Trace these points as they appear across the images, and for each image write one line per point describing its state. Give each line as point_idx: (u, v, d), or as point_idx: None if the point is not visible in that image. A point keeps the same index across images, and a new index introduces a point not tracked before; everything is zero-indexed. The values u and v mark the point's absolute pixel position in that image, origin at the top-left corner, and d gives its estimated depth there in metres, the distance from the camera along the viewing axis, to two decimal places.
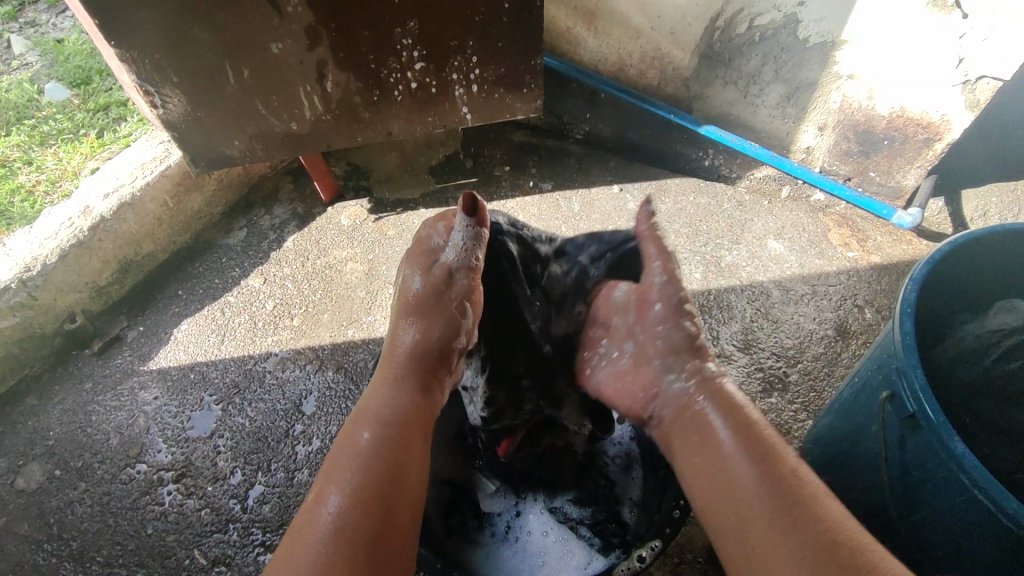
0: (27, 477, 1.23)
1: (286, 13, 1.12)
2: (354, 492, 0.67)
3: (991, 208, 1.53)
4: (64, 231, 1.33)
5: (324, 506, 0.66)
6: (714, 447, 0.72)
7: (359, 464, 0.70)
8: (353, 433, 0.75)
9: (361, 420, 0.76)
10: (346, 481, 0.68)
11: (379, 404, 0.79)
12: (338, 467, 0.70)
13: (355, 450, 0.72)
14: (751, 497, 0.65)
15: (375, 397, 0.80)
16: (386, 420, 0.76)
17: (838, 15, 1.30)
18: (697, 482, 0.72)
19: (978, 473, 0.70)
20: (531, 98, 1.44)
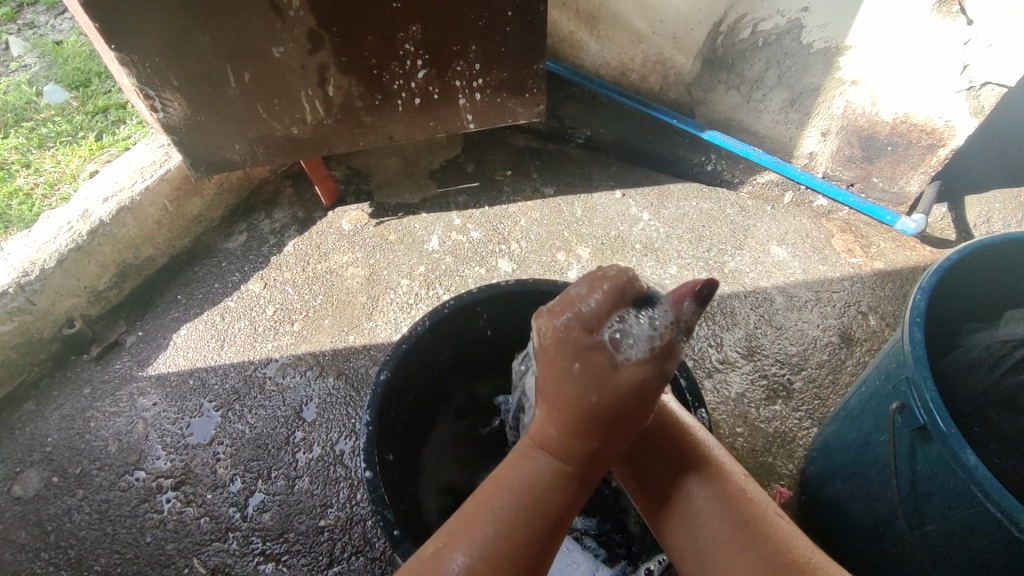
0: (24, 484, 1.22)
1: (288, 17, 1.11)
2: (481, 558, 0.60)
3: (994, 214, 1.53)
4: (63, 235, 1.32)
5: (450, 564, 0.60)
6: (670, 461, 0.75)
7: (494, 531, 0.62)
8: (527, 459, 0.67)
9: (502, 483, 0.65)
10: (470, 538, 0.62)
11: (528, 477, 0.65)
12: (479, 521, 0.62)
13: (500, 508, 0.63)
14: (707, 519, 0.70)
15: (527, 470, 0.65)
16: (542, 501, 0.64)
17: (842, 21, 1.29)
18: (677, 531, 0.72)
19: (990, 485, 0.69)
20: (534, 102, 1.44)
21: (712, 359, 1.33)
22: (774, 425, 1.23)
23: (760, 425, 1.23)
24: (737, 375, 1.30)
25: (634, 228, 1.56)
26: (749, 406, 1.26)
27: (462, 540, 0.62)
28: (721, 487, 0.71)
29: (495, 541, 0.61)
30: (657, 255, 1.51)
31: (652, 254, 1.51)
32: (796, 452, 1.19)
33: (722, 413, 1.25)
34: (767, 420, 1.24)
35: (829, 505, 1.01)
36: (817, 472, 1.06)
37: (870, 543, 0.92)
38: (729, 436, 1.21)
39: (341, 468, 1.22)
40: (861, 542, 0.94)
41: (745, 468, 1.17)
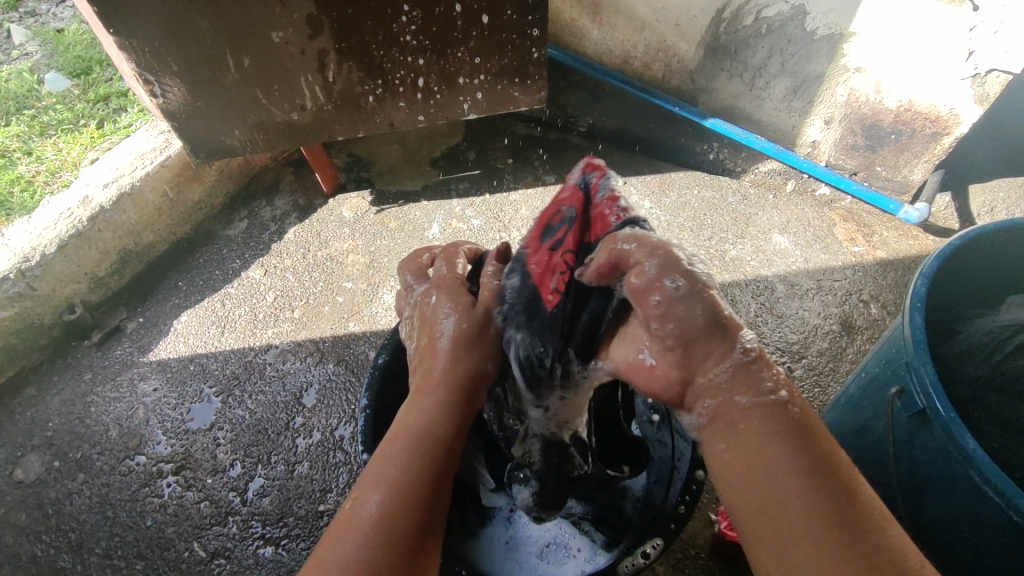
0: (26, 468, 1.22)
1: (288, 2, 1.11)
2: (393, 493, 0.67)
3: (998, 203, 1.51)
4: (63, 221, 1.32)
5: (364, 505, 0.66)
6: (770, 442, 0.63)
7: (401, 470, 0.69)
8: (392, 438, 0.73)
9: (400, 433, 0.73)
10: (383, 481, 0.68)
11: (418, 420, 0.74)
12: (377, 475, 0.69)
13: (398, 453, 0.71)
14: (808, 511, 0.58)
15: (417, 408, 0.75)
16: (427, 433, 0.73)
17: (847, 7, 1.28)
18: (729, 464, 0.65)
19: (988, 468, 0.69)
20: (535, 89, 1.43)
21: None
22: None
23: None
24: None
25: None
26: None
27: (373, 486, 0.68)
28: (800, 434, 0.63)
29: (407, 454, 0.70)
30: None
31: None
32: None
33: None
34: None
35: None
36: None
37: None
38: None
39: (341, 454, 1.22)
40: None
41: None
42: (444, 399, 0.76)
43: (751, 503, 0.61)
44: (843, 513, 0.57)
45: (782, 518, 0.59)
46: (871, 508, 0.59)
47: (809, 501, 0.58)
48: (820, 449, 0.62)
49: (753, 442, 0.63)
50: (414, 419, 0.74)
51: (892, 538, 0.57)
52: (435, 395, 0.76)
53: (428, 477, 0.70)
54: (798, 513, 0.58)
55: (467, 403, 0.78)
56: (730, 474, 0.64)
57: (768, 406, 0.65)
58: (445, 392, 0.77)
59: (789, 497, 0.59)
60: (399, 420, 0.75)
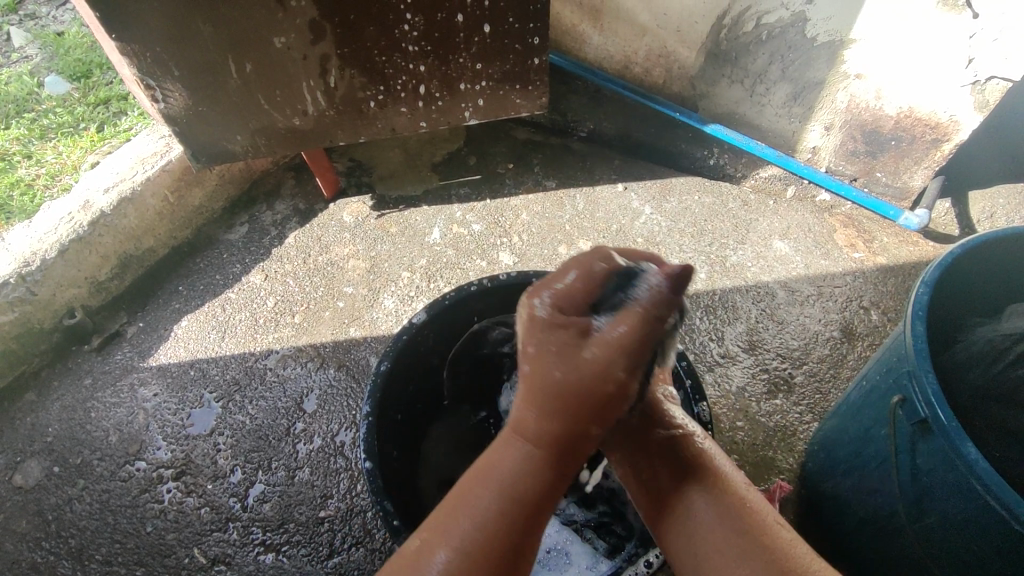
0: (26, 473, 1.22)
1: (290, 8, 1.11)
2: (462, 555, 0.59)
3: (997, 209, 1.52)
4: (64, 225, 1.32)
5: (429, 564, 0.59)
6: (661, 465, 0.76)
7: (480, 531, 0.60)
8: (475, 488, 0.63)
9: (489, 474, 0.64)
10: (454, 540, 0.60)
11: (512, 465, 0.64)
12: (463, 512, 0.62)
13: (484, 509, 0.61)
14: (708, 525, 0.68)
15: (511, 455, 0.65)
16: (519, 495, 0.62)
17: (847, 14, 1.29)
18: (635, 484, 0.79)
19: (989, 477, 0.69)
20: (536, 95, 1.43)
21: (713, 354, 1.33)
22: (775, 420, 1.22)
23: (760, 419, 1.23)
24: (738, 369, 1.30)
25: (635, 221, 1.56)
26: (750, 400, 1.25)
27: (443, 540, 0.60)
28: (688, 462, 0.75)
29: (489, 513, 0.61)
30: (658, 249, 1.50)
31: (654, 248, 1.51)
32: (796, 446, 1.19)
33: (723, 407, 1.24)
34: (767, 415, 1.23)
35: (829, 500, 1.01)
36: (817, 465, 1.06)
37: (869, 536, 0.92)
38: (730, 429, 1.21)
39: (341, 460, 1.22)
40: (860, 534, 0.94)
41: (745, 462, 1.18)
42: (562, 429, 0.65)
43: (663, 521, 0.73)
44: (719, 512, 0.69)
45: (704, 554, 0.67)
46: (770, 529, 0.67)
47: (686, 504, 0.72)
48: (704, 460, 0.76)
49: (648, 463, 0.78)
50: (503, 470, 0.64)
51: (796, 553, 0.64)
52: (529, 448, 0.65)
53: (512, 533, 0.61)
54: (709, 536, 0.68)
55: (573, 456, 0.66)
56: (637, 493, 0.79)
57: (670, 439, 0.77)
58: (545, 443, 0.65)
59: (702, 526, 0.69)
60: (488, 454, 0.66)
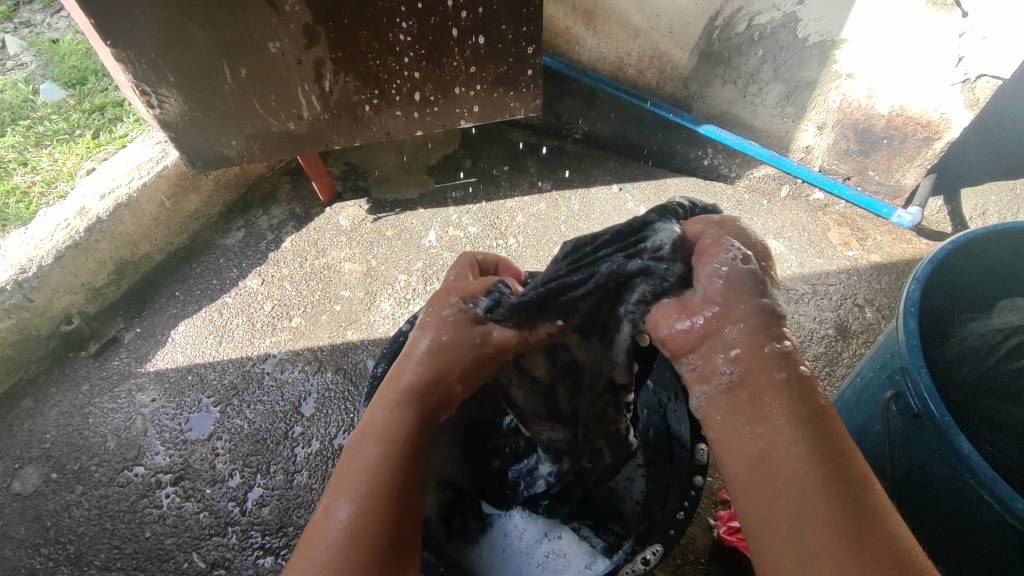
0: (23, 480, 1.22)
1: (284, 12, 1.11)
2: (362, 507, 0.59)
3: (990, 207, 1.54)
4: (60, 232, 1.32)
5: (334, 514, 0.59)
6: (774, 419, 0.52)
7: (370, 480, 0.61)
8: (361, 441, 0.63)
9: (368, 435, 0.63)
10: (354, 492, 0.60)
11: (387, 423, 0.63)
12: (344, 478, 0.61)
13: (369, 458, 0.62)
14: (824, 520, 0.47)
15: (381, 409, 0.64)
16: (396, 440, 0.63)
17: (838, 14, 1.30)
18: (733, 447, 0.53)
19: (982, 472, 0.70)
20: (530, 97, 1.43)
21: None
22: None
23: None
24: None
25: None
26: None
27: (343, 493, 0.60)
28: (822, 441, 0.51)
29: (378, 457, 0.62)
30: None
31: None
32: None
33: None
34: None
35: None
36: None
37: None
38: None
39: (340, 463, 1.22)
40: None
41: None
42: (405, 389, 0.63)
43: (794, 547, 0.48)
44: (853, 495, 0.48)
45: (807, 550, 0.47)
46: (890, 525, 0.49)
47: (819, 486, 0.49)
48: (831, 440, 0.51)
49: (765, 442, 0.51)
50: (379, 426, 0.63)
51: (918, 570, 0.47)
52: (402, 396, 0.64)
53: (380, 477, 0.60)
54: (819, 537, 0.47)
55: (444, 400, 0.66)
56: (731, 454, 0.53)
57: (795, 384, 0.53)
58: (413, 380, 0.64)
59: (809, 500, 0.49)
60: (365, 419, 0.65)
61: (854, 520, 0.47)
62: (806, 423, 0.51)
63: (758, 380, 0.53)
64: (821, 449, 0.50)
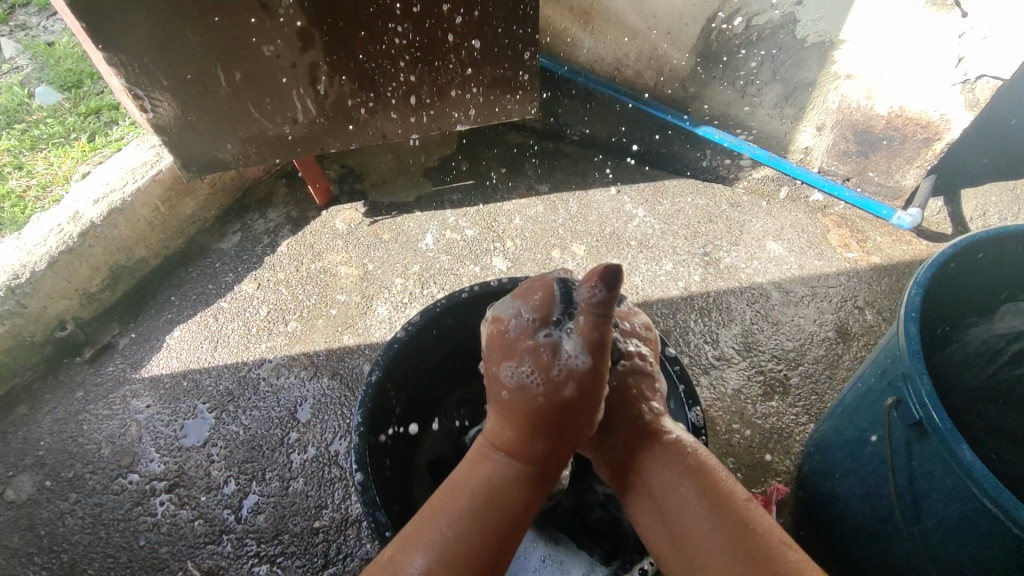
0: (17, 488, 1.21)
1: (277, 15, 1.10)
2: (437, 562, 0.64)
3: (990, 207, 1.54)
4: (54, 237, 1.31)
5: (405, 565, 0.64)
6: (660, 463, 0.72)
7: (452, 541, 0.65)
8: (452, 492, 0.70)
9: (456, 491, 0.70)
10: (430, 547, 0.65)
11: (485, 477, 0.71)
12: (433, 524, 0.67)
13: (457, 513, 0.67)
14: (704, 531, 0.65)
15: (478, 474, 0.72)
16: (503, 504, 0.69)
17: (837, 14, 1.29)
18: (674, 506, 0.69)
19: (986, 480, 0.69)
20: (527, 99, 1.42)
21: (708, 356, 1.32)
22: (771, 422, 1.22)
23: (757, 422, 1.22)
24: (734, 371, 1.30)
25: (629, 224, 1.56)
26: (746, 402, 1.25)
27: (417, 548, 0.65)
28: (693, 471, 0.70)
29: (464, 517, 0.67)
30: (651, 251, 1.50)
31: (647, 251, 1.50)
32: (793, 448, 1.19)
33: (719, 410, 1.24)
34: (763, 417, 1.23)
35: (826, 501, 1.00)
36: (813, 467, 1.05)
37: (867, 539, 0.92)
38: (726, 432, 1.21)
39: (336, 469, 1.21)
40: (857, 537, 0.94)
41: (742, 465, 1.17)
42: (526, 454, 0.72)
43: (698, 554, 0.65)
44: (733, 528, 0.64)
45: (687, 543, 0.66)
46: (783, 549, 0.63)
47: (711, 524, 0.65)
48: (707, 473, 0.70)
49: (663, 478, 0.71)
50: (480, 482, 0.70)
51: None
52: (501, 461, 0.72)
53: (483, 533, 0.67)
54: (708, 549, 0.64)
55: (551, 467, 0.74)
56: (652, 524, 0.71)
57: (668, 456, 0.72)
58: (526, 459, 0.72)
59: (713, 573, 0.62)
60: (459, 475, 0.73)
61: (759, 566, 0.60)
62: (708, 503, 0.67)
63: (640, 438, 0.76)
64: (699, 488, 0.68)
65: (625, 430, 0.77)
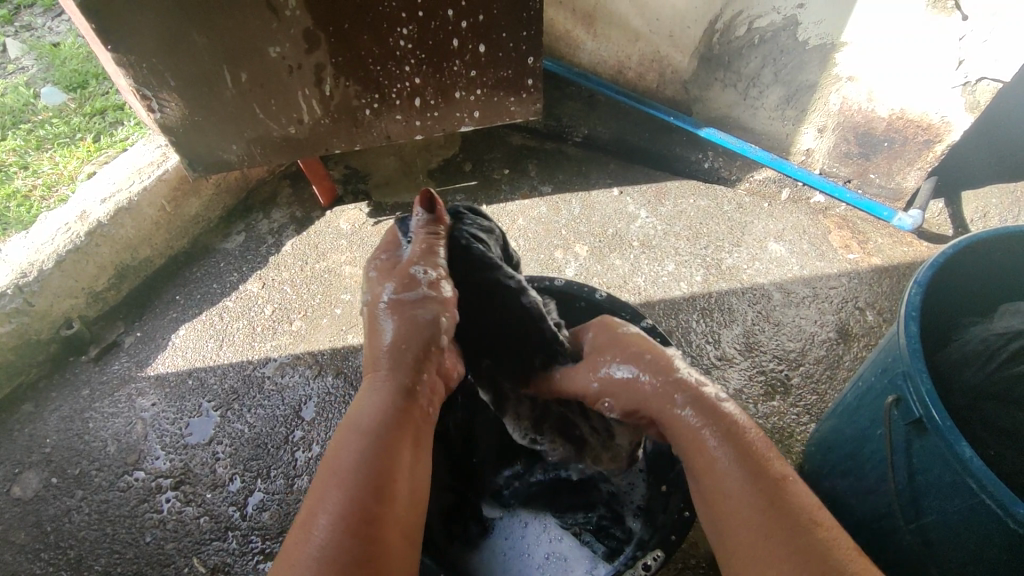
0: (24, 485, 1.22)
1: (284, 17, 1.11)
2: (341, 506, 0.65)
3: (991, 209, 1.53)
4: (61, 236, 1.32)
5: (315, 524, 0.65)
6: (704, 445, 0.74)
7: (348, 477, 0.68)
8: (341, 440, 0.73)
9: (350, 427, 0.74)
10: (332, 495, 0.66)
11: (365, 410, 0.76)
12: (330, 475, 0.69)
13: (347, 455, 0.70)
14: (749, 516, 0.66)
15: (364, 403, 0.77)
16: (373, 426, 0.74)
17: (839, 17, 1.30)
18: (721, 483, 0.70)
19: (986, 477, 0.69)
20: (531, 101, 1.43)
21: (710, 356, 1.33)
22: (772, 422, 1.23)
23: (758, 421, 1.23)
24: (735, 371, 1.30)
25: (631, 225, 1.57)
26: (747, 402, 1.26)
27: (322, 505, 0.66)
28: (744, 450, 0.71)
29: (358, 450, 0.71)
30: (654, 252, 1.51)
31: (649, 252, 1.51)
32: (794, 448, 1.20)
33: None
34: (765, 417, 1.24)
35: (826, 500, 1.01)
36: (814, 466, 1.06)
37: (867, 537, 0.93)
38: None
39: None
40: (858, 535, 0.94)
41: None
42: (397, 390, 0.78)
43: (735, 531, 0.67)
44: (773, 509, 0.66)
45: (727, 525, 0.68)
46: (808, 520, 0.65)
47: (749, 504, 0.67)
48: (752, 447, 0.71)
49: (696, 444, 0.74)
50: (359, 415, 0.75)
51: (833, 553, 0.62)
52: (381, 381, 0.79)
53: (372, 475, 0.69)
54: (743, 528, 0.67)
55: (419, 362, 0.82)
56: (700, 495, 0.73)
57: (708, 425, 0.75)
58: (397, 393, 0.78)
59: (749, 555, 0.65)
60: (346, 417, 0.77)
61: (801, 549, 0.62)
62: (752, 477, 0.69)
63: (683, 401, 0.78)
64: (744, 462, 0.70)
65: (688, 393, 0.78)
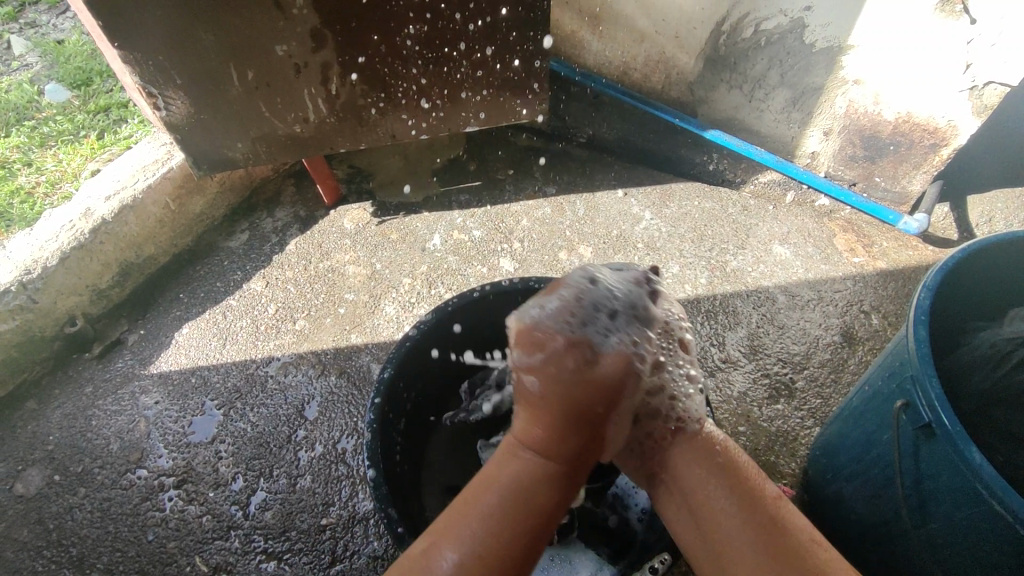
0: (26, 482, 1.21)
1: (291, 15, 1.11)
2: (471, 556, 0.57)
3: (996, 213, 1.53)
4: (65, 233, 1.32)
5: (437, 558, 0.57)
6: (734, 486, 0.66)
7: (486, 536, 0.58)
8: (482, 487, 0.62)
9: (494, 483, 0.62)
10: (465, 539, 0.58)
11: (512, 470, 0.63)
12: (463, 518, 0.60)
13: (487, 509, 0.60)
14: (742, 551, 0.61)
15: (511, 463, 0.64)
16: (525, 496, 0.61)
17: (847, 20, 1.29)
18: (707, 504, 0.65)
19: (994, 481, 0.69)
20: (536, 100, 1.43)
21: (715, 358, 1.33)
22: (777, 425, 1.22)
23: (763, 424, 1.22)
24: (740, 374, 1.30)
25: (636, 226, 1.56)
26: (751, 405, 1.25)
27: (451, 540, 0.58)
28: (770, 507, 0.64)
29: (499, 518, 0.59)
30: (658, 254, 1.51)
31: (654, 253, 1.51)
32: (799, 451, 1.19)
33: (725, 412, 1.24)
34: (769, 420, 1.23)
35: (833, 504, 1.01)
36: (819, 469, 1.06)
37: (874, 541, 0.92)
38: (732, 435, 1.21)
39: (344, 467, 1.22)
40: (864, 539, 0.94)
41: None
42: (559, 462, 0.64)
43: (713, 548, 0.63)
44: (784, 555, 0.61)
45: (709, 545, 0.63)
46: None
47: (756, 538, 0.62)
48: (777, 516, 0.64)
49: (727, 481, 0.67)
50: (507, 475, 0.62)
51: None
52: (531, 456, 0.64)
53: (522, 537, 0.59)
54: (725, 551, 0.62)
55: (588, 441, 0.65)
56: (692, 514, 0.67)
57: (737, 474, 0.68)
58: (562, 460, 0.64)
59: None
60: (488, 466, 0.64)
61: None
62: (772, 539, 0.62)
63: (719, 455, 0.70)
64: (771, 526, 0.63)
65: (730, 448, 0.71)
